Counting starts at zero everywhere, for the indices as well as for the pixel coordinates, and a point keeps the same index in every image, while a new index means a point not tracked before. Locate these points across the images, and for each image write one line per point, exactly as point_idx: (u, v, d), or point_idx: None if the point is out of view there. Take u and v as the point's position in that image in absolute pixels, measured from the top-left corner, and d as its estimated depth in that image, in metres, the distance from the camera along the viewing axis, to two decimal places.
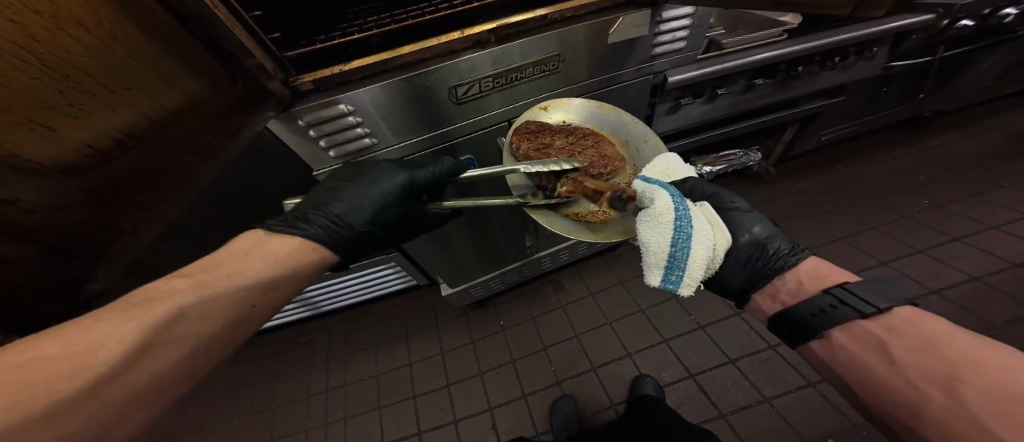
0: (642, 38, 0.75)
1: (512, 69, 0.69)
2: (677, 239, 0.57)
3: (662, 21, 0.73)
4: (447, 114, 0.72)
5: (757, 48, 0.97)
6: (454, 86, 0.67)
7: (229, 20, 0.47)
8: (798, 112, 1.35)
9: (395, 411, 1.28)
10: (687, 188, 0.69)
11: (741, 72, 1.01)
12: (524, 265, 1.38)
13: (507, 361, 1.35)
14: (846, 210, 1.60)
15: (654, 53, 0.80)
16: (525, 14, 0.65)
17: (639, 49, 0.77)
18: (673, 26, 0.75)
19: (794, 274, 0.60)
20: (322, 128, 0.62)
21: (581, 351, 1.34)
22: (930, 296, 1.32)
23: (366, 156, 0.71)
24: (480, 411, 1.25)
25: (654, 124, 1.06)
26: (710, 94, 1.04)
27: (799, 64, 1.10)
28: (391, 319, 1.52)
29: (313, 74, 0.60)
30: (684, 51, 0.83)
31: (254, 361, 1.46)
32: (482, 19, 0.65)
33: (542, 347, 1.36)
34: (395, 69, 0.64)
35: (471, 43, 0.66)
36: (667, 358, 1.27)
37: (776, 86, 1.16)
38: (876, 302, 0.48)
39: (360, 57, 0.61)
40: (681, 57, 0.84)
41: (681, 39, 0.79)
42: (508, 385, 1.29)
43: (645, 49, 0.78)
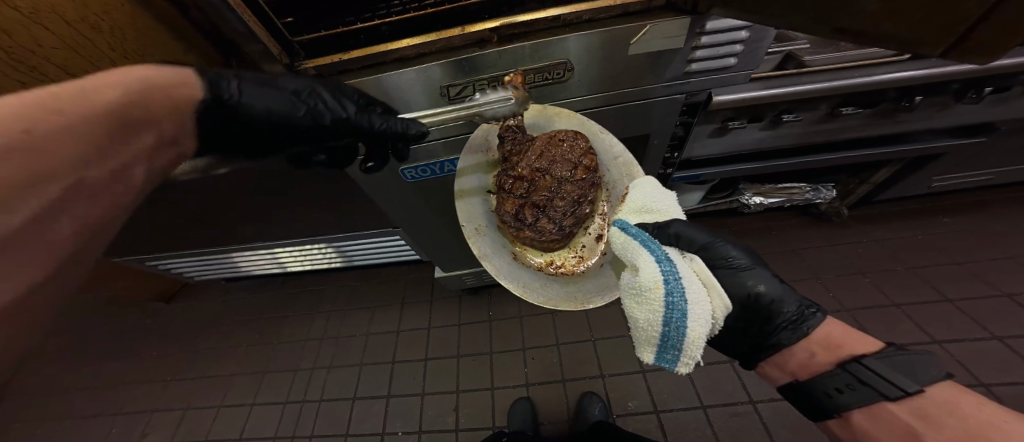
0: (676, 52, 0.59)
1: (509, 74, 0.64)
2: (671, 319, 0.52)
3: (709, 32, 0.56)
4: (440, 111, 0.70)
5: (877, 66, 0.76)
6: (446, 85, 0.64)
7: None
8: (907, 150, 1.06)
9: (399, 369, 1.62)
10: (670, 236, 0.61)
11: (828, 96, 0.81)
12: None
13: (487, 351, 1.60)
14: (923, 273, 1.30)
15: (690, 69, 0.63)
16: (534, 13, 0.58)
17: (670, 66, 0.62)
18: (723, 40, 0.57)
19: (803, 345, 0.56)
20: None
21: (557, 362, 1.50)
22: (976, 388, 1.06)
23: (362, 142, 0.74)
24: (450, 390, 1.50)
25: (692, 145, 0.93)
26: (772, 119, 0.86)
27: (921, 92, 0.84)
28: (406, 282, 1.93)
29: (318, 60, 0.61)
30: (732, 70, 0.64)
31: (313, 288, 1.97)
32: (487, 15, 0.60)
33: (522, 347, 1.56)
34: (393, 61, 0.63)
35: (472, 41, 0.61)
36: (637, 387, 1.38)
37: (871, 120, 0.93)
38: (903, 385, 0.45)
39: (363, 46, 0.61)
40: (724, 77, 0.65)
41: (732, 55, 0.60)
42: (481, 375, 1.51)
43: (680, 64, 0.61)
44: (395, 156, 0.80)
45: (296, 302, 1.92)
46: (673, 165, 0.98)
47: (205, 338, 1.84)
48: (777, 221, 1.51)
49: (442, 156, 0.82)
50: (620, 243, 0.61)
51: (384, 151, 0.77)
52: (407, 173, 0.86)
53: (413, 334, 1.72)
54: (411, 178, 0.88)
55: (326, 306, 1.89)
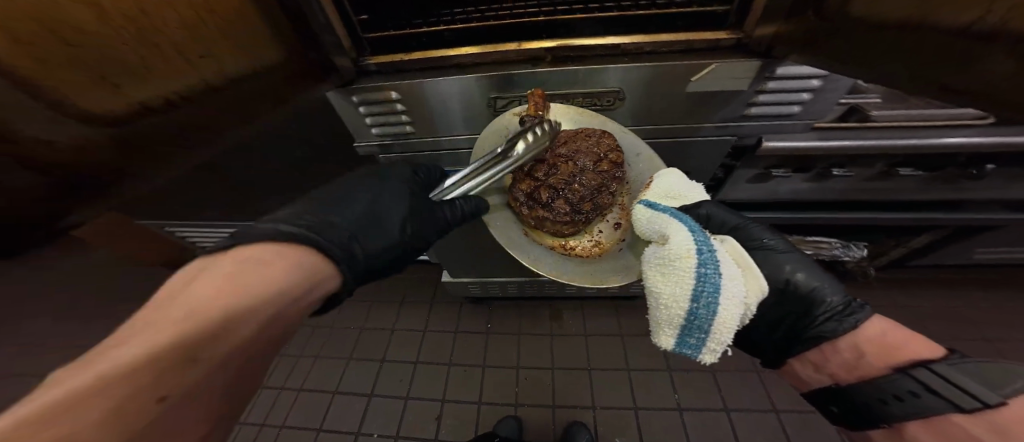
0: (738, 93, 0.58)
1: (557, 94, 0.64)
2: (701, 292, 0.50)
3: (778, 77, 0.55)
4: (484, 120, 0.70)
5: (951, 130, 0.71)
6: (495, 96, 0.65)
7: None
8: (954, 217, 1.03)
9: (394, 368, 1.61)
10: (700, 214, 0.63)
11: (884, 155, 0.79)
12: (527, 282, 1.49)
13: (479, 364, 1.61)
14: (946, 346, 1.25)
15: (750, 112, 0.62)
16: (595, 39, 0.58)
17: (731, 107, 0.61)
18: (792, 86, 0.56)
19: (849, 343, 0.52)
20: (370, 107, 0.66)
21: (550, 384, 1.53)
22: None
23: (403, 141, 0.75)
24: (435, 398, 1.51)
25: (730, 188, 0.91)
26: (821, 172, 0.84)
27: (988, 162, 0.82)
28: (411, 281, 1.92)
29: (380, 57, 0.63)
30: (797, 117, 0.63)
31: None
32: (545, 35, 0.60)
33: (517, 365, 1.59)
34: (448, 67, 0.64)
35: (527, 58, 0.62)
36: (630, 423, 1.40)
37: (931, 183, 0.90)
38: (978, 394, 0.39)
39: (425, 48, 0.63)
40: (788, 124, 0.65)
41: (798, 102, 0.59)
42: (469, 387, 1.54)
43: (740, 105, 0.61)
44: (428, 159, 0.80)
45: None
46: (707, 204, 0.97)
47: None
48: None
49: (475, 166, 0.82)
50: (648, 218, 0.60)
51: (421, 151, 0.78)
52: (437, 176, 0.86)
53: (409, 335, 1.71)
54: None
55: None
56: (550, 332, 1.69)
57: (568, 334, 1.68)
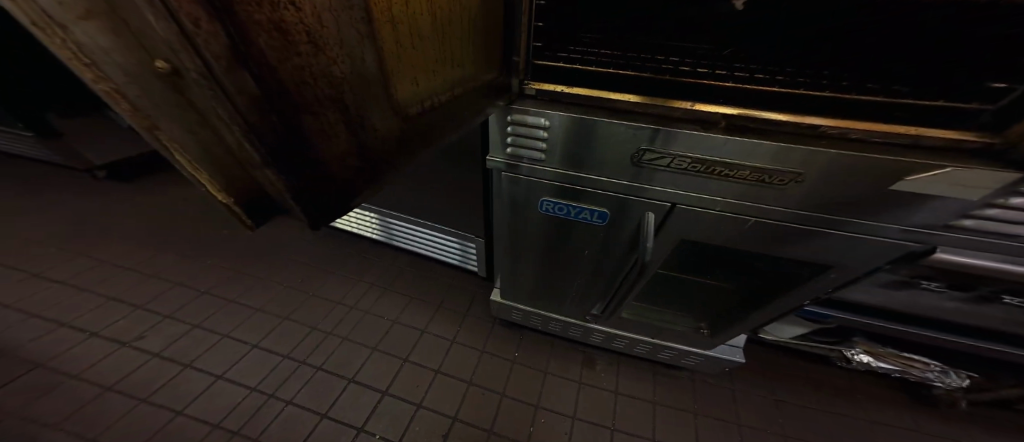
0: (956, 201, 0.52)
1: (718, 162, 0.60)
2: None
3: None
4: (622, 167, 0.67)
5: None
6: (643, 148, 0.63)
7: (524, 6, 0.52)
8: None
9: (414, 371, 1.56)
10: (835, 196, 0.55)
11: None
12: (572, 323, 1.43)
13: (498, 392, 1.52)
14: None
15: (958, 223, 0.54)
16: (786, 115, 0.55)
17: (934, 214, 0.55)
18: None
19: None
20: (518, 129, 0.68)
21: (570, 433, 1.41)
22: None
23: (530, 167, 0.75)
24: (448, 415, 1.43)
25: (856, 286, 0.82)
26: (983, 296, 0.74)
27: None
28: (446, 288, 1.90)
29: (541, 84, 0.64)
30: (1020, 243, 0.54)
31: (362, 259, 2.01)
32: (724, 101, 0.57)
33: (537, 404, 1.49)
34: (610, 112, 0.63)
35: (694, 118, 0.60)
36: None
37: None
38: None
39: (588, 87, 0.62)
40: (1004, 246, 0.55)
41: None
42: (484, 413, 1.45)
43: (947, 214, 0.54)
44: (545, 188, 0.79)
45: (344, 264, 1.96)
46: (819, 298, 0.87)
47: (252, 261, 1.90)
48: None
49: (586, 204, 0.79)
50: None
51: (542, 179, 0.77)
52: (544, 205, 0.84)
53: (436, 343, 1.67)
54: (546, 211, 0.86)
55: (369, 278, 1.91)
56: (580, 378, 1.58)
57: (599, 386, 1.56)
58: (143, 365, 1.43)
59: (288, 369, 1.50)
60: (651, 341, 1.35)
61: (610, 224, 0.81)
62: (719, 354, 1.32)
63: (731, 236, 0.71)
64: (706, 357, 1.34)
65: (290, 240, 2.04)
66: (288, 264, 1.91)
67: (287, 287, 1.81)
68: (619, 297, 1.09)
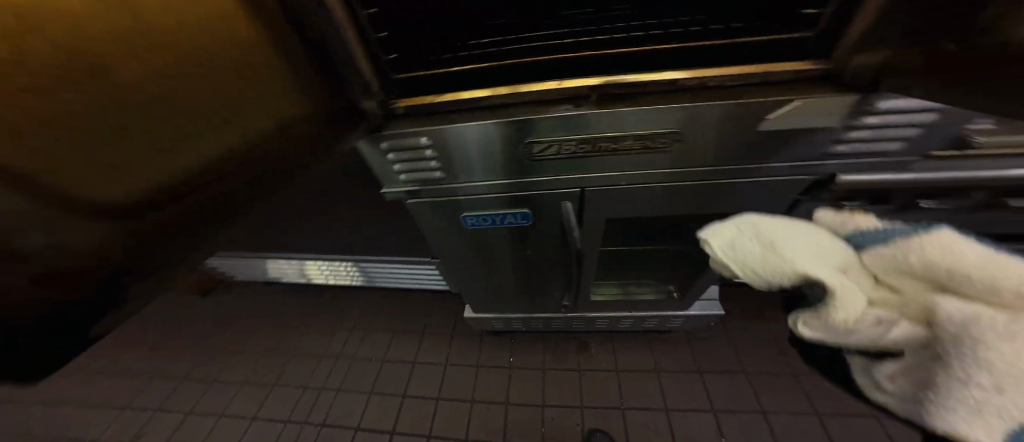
0: (825, 131, 0.52)
1: (602, 137, 0.60)
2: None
3: (879, 112, 0.49)
4: (521, 166, 0.67)
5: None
6: (532, 142, 0.61)
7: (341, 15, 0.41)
8: None
9: (416, 403, 1.53)
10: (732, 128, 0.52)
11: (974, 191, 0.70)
12: (553, 317, 1.40)
13: (502, 401, 1.50)
14: None
15: (833, 149, 0.55)
16: (648, 74, 0.54)
17: (809, 146, 0.55)
18: (894, 122, 0.50)
19: None
20: (400, 154, 0.63)
21: (580, 424, 1.40)
22: None
23: (433, 186, 0.71)
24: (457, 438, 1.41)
25: None
26: None
27: None
28: (428, 311, 1.86)
29: (409, 99, 0.58)
30: (891, 156, 0.55)
31: (336, 303, 1.94)
32: (590, 72, 0.56)
33: (542, 403, 1.48)
34: (485, 109, 0.60)
35: (568, 96, 0.58)
36: None
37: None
38: None
39: (457, 90, 0.58)
40: (881, 163, 0.57)
41: (891, 140, 0.53)
42: (493, 426, 1.43)
43: (818, 145, 0.55)
44: (460, 202, 0.76)
45: (320, 312, 1.90)
46: None
47: (227, 335, 1.82)
48: None
49: (506, 210, 0.78)
50: None
51: (451, 195, 0.74)
52: (467, 221, 0.82)
53: (431, 369, 1.63)
54: (473, 226, 0.83)
55: (348, 321, 1.84)
56: (578, 366, 1.57)
57: (599, 369, 1.55)
58: None
59: (292, 433, 1.47)
60: (630, 316, 1.33)
61: (538, 221, 0.81)
62: (700, 313, 1.31)
63: (644, 203, 0.72)
64: (688, 317, 1.34)
65: (256, 304, 1.94)
66: (264, 327, 1.85)
67: (267, 353, 1.74)
68: (580, 283, 1.08)
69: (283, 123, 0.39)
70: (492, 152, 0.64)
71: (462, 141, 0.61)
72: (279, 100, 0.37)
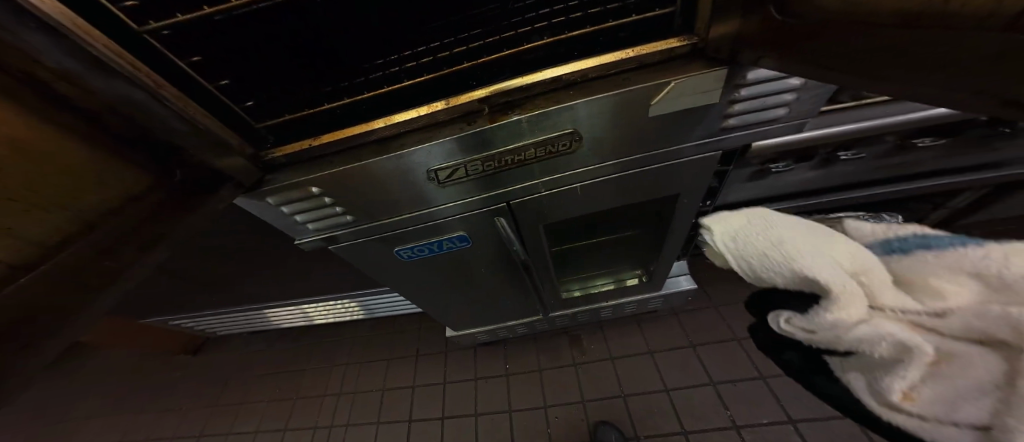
0: (709, 108, 0.50)
1: (504, 152, 0.57)
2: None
3: (752, 83, 0.47)
4: (432, 193, 0.64)
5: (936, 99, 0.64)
6: (433, 169, 0.58)
7: (150, 73, 0.38)
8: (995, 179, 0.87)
9: (424, 426, 1.53)
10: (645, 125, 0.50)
11: (887, 133, 0.68)
12: (535, 320, 1.38)
13: (505, 410, 1.50)
14: None
15: (728, 125, 0.53)
16: (529, 76, 0.51)
17: (702, 124, 0.53)
18: (771, 89, 0.48)
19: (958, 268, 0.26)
20: (294, 207, 0.60)
21: (585, 419, 1.40)
22: None
23: (349, 229, 0.68)
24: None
25: (727, 191, 0.80)
26: (822, 159, 0.74)
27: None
28: (418, 331, 1.83)
29: (287, 147, 0.55)
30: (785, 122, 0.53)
31: (325, 340, 1.91)
32: (473, 82, 0.53)
33: (544, 404, 1.47)
34: (373, 143, 0.57)
35: (460, 113, 0.55)
36: None
37: (958, 149, 0.77)
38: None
39: (338, 128, 0.55)
40: (776, 130, 0.55)
41: (780, 106, 0.50)
42: (501, 434, 1.44)
43: (714, 123, 0.53)
44: (385, 239, 0.73)
45: (310, 352, 1.87)
46: (708, 212, 0.85)
47: (222, 394, 1.79)
48: None
49: (437, 236, 0.75)
50: None
51: (372, 235, 0.71)
52: (403, 254, 0.79)
53: (430, 389, 1.62)
54: (410, 257, 0.80)
55: (341, 357, 1.82)
56: (573, 360, 1.55)
57: (594, 361, 1.53)
58: None
59: None
60: (606, 305, 1.29)
61: (474, 240, 0.78)
62: (680, 291, 1.29)
63: (571, 205, 0.70)
64: (666, 295, 1.31)
65: (246, 357, 1.91)
66: (260, 377, 1.83)
67: (266, 403, 1.72)
68: (543, 285, 1.06)
69: (81, 205, 0.34)
70: (395, 186, 0.61)
71: (361, 182, 0.58)
72: (64, 181, 0.32)
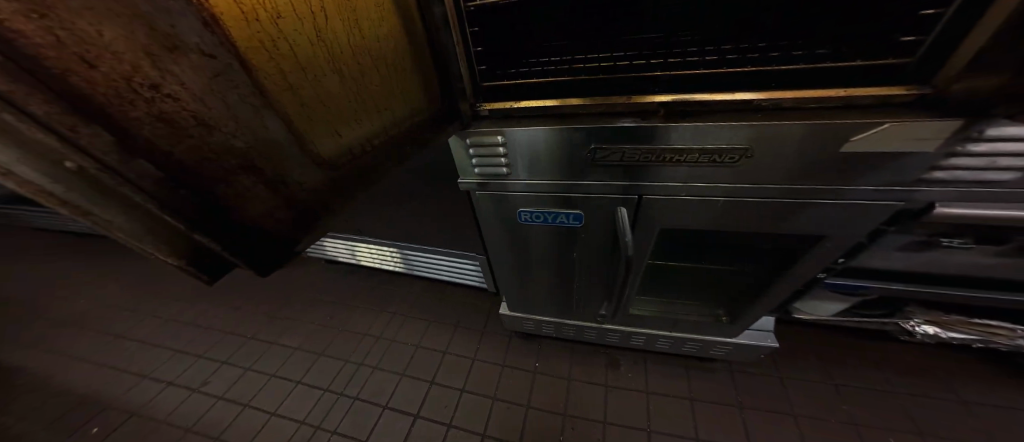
0: (919, 154, 0.51)
1: (667, 150, 0.62)
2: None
3: (987, 140, 0.47)
4: (584, 169, 0.70)
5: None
6: (596, 148, 0.65)
7: (457, 36, 0.55)
8: None
9: (442, 392, 1.56)
10: None
11: None
12: (586, 327, 1.39)
13: (524, 404, 1.49)
14: None
15: (926, 176, 0.54)
16: (719, 94, 0.56)
17: (904, 169, 0.54)
18: (1012, 150, 0.47)
19: None
20: (479, 149, 0.71)
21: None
22: None
23: (501, 180, 0.79)
24: (477, 431, 1.41)
25: (872, 254, 0.79)
26: (1022, 244, 0.70)
27: None
28: (462, 307, 1.94)
29: (493, 103, 0.67)
30: (1011, 185, 0.52)
31: (381, 288, 2.10)
32: (659, 89, 0.59)
33: (565, 413, 1.44)
34: (551, 116, 0.66)
35: (635, 110, 0.61)
36: None
37: None
38: None
39: (533, 98, 0.66)
40: (997, 192, 0.53)
41: (1010, 169, 0.50)
42: (513, 428, 1.41)
43: (915, 169, 0.53)
44: (521, 199, 0.82)
45: (366, 295, 2.07)
46: (831, 270, 0.83)
47: (287, 303, 2.04)
48: None
49: (560, 209, 0.81)
50: None
51: (514, 191, 0.81)
52: (522, 215, 0.87)
53: (459, 361, 1.68)
54: (525, 221, 0.89)
55: (391, 307, 1.98)
56: (606, 380, 1.53)
57: (627, 389, 1.49)
58: (209, 409, 1.56)
59: (329, 401, 1.57)
60: (666, 334, 1.27)
61: (588, 224, 0.84)
62: (748, 344, 1.23)
63: (702, 216, 0.72)
64: (736, 346, 1.25)
65: (314, 280, 2.18)
66: (319, 300, 2.05)
67: (317, 323, 1.92)
68: (620, 292, 1.08)
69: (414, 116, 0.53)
70: (562, 155, 0.68)
71: (544, 142, 0.66)
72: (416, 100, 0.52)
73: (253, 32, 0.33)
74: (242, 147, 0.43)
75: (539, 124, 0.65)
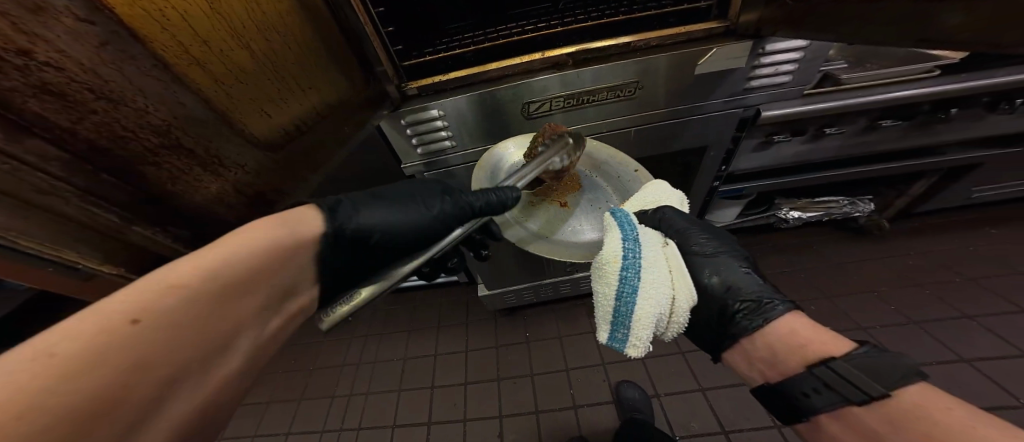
0: (738, 70, 0.73)
1: (582, 92, 0.74)
2: (622, 292, 0.57)
3: (768, 53, 0.70)
4: (517, 125, 0.79)
5: (902, 85, 0.84)
6: (527, 102, 0.75)
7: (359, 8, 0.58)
8: (942, 162, 1.13)
9: (446, 392, 1.55)
10: (654, 218, 0.69)
11: (865, 110, 0.90)
12: (559, 283, 1.52)
13: (527, 374, 1.56)
14: (985, 285, 1.30)
15: (750, 85, 0.76)
16: (606, 40, 0.70)
17: (732, 79, 0.74)
18: (783, 59, 0.72)
19: (765, 339, 0.53)
20: (417, 128, 0.76)
21: (604, 381, 1.48)
22: None
23: (444, 156, 0.83)
24: (490, 415, 1.45)
25: (736, 159, 1.01)
26: (815, 132, 0.95)
27: (954, 105, 0.93)
28: (438, 306, 1.90)
29: (419, 81, 0.73)
30: (788, 85, 0.78)
31: None
32: (562, 43, 0.71)
33: (565, 368, 1.54)
34: (481, 82, 0.73)
35: (549, 64, 0.72)
36: (702, 407, 1.33)
37: (911, 130, 1.00)
38: (867, 388, 0.41)
39: (455, 69, 0.73)
40: (786, 92, 0.79)
41: (785, 73, 0.75)
42: (524, 398, 1.48)
43: (739, 82, 0.75)
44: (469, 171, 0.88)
45: None
46: (721, 177, 1.07)
47: None
48: (814, 232, 1.55)
49: None
50: None
51: (456, 165, 0.86)
52: None
53: (454, 357, 1.67)
54: None
55: (364, 329, 1.87)
56: (591, 328, 1.66)
57: None
58: None
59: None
60: None
61: None
62: None
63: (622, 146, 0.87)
64: None
65: None
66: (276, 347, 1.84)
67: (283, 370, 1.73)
68: None
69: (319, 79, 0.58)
70: (492, 118, 0.77)
71: (473, 109, 0.74)
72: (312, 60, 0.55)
73: (140, 12, 0.30)
74: (163, 125, 0.35)
75: (468, 90, 0.73)
